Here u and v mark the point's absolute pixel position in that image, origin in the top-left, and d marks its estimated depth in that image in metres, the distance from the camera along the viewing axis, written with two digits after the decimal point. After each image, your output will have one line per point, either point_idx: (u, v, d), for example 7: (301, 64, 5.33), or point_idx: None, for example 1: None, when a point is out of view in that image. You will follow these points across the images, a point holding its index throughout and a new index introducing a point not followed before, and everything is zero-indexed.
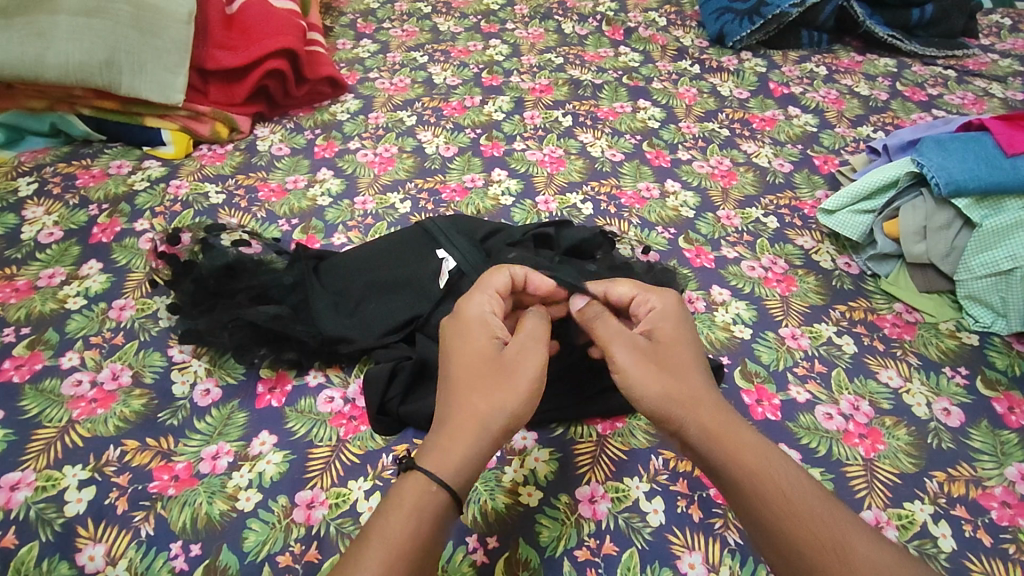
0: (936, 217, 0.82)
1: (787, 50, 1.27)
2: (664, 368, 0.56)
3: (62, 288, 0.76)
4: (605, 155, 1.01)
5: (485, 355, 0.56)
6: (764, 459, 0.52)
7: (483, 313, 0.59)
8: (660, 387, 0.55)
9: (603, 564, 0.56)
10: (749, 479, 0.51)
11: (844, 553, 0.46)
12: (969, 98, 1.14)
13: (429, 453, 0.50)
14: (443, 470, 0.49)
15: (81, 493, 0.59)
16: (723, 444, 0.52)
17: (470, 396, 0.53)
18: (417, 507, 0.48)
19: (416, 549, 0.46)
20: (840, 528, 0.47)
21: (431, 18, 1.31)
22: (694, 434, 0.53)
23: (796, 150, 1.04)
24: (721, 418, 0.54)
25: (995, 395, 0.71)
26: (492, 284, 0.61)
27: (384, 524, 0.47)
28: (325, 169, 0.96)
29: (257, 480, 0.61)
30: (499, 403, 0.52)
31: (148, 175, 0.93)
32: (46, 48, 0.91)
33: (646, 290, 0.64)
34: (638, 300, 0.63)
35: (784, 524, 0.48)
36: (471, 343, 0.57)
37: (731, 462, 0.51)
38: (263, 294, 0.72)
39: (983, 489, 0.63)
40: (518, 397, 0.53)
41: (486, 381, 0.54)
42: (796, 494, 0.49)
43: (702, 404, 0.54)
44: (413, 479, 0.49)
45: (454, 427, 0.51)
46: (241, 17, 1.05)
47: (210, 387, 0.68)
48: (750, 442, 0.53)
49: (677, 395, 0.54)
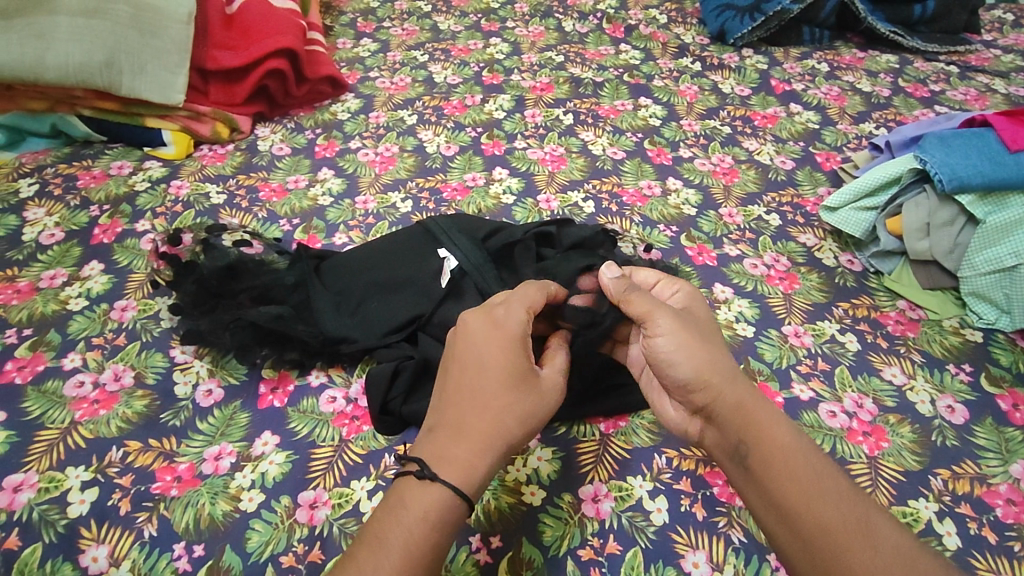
0: (940, 214, 0.81)
1: (788, 47, 1.27)
2: (700, 338, 0.56)
3: (63, 290, 0.76)
4: (606, 153, 1.01)
5: (522, 376, 0.54)
6: (793, 442, 0.52)
7: (521, 331, 0.56)
8: (705, 355, 0.55)
9: (607, 563, 0.56)
10: (779, 459, 0.51)
11: (867, 533, 0.47)
12: (971, 94, 1.14)
13: (453, 464, 0.49)
14: (468, 487, 0.49)
15: (84, 494, 0.59)
16: (756, 424, 0.53)
17: (503, 415, 0.52)
18: (441, 521, 0.48)
19: (436, 559, 0.47)
20: (861, 510, 0.49)
21: (431, 16, 1.31)
22: (732, 409, 0.53)
23: (798, 148, 1.03)
24: (752, 396, 0.54)
25: (998, 392, 0.71)
26: (534, 298, 0.59)
27: (405, 532, 0.47)
28: (326, 169, 0.96)
29: (260, 480, 0.61)
30: (531, 431, 0.53)
31: (149, 175, 0.93)
32: (45, 49, 0.91)
33: (670, 277, 0.64)
34: (665, 292, 0.63)
35: (808, 505, 0.49)
36: (511, 353, 0.54)
37: (761, 440, 0.52)
38: (264, 294, 0.72)
39: (989, 487, 0.63)
40: (539, 426, 0.54)
41: (522, 403, 0.53)
42: (822, 479, 0.50)
43: (739, 382, 0.54)
44: (435, 486, 0.49)
45: (483, 442, 0.51)
46: (241, 17, 1.04)
47: (212, 388, 0.68)
48: (777, 422, 0.53)
49: (718, 367, 0.54)
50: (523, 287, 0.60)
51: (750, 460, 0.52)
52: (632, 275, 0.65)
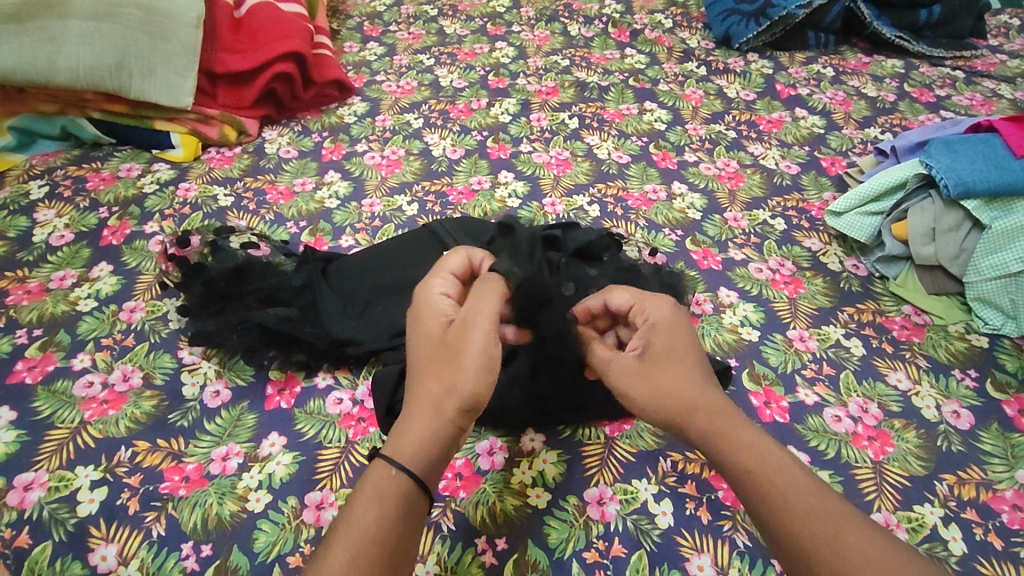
0: (945, 219, 0.81)
1: (794, 51, 1.27)
2: (660, 373, 0.55)
3: (73, 291, 0.77)
4: (611, 157, 1.01)
5: (435, 338, 0.55)
6: (764, 457, 0.50)
7: (430, 295, 0.57)
8: (658, 391, 0.54)
9: (612, 566, 0.56)
10: (754, 482, 0.49)
11: (835, 544, 0.45)
12: (977, 99, 1.14)
13: (390, 442, 0.50)
14: (400, 457, 0.49)
15: (93, 493, 0.60)
16: (725, 444, 0.52)
17: (425, 380, 0.53)
18: (379, 495, 0.47)
19: (386, 533, 0.46)
20: (832, 523, 0.46)
21: (437, 20, 1.32)
22: (701, 435, 0.53)
23: (803, 152, 1.03)
24: (713, 410, 0.53)
25: (1004, 397, 0.71)
26: (449, 266, 0.60)
27: (348, 514, 0.47)
28: (333, 172, 0.97)
29: (267, 481, 0.61)
30: (450, 391, 0.52)
31: (158, 177, 0.94)
32: (57, 53, 0.92)
33: (646, 297, 0.60)
34: (637, 309, 0.59)
35: (778, 520, 0.47)
36: (427, 321, 0.56)
37: (728, 461, 0.51)
38: (272, 295, 0.73)
39: (994, 493, 0.63)
40: (466, 375, 0.52)
41: (439, 363, 0.53)
42: (787, 491, 0.48)
43: (700, 409, 0.53)
44: (375, 466, 0.49)
45: (411, 410, 0.52)
46: (249, 20, 1.05)
47: (219, 389, 0.68)
48: (747, 439, 0.52)
49: (670, 391, 0.54)
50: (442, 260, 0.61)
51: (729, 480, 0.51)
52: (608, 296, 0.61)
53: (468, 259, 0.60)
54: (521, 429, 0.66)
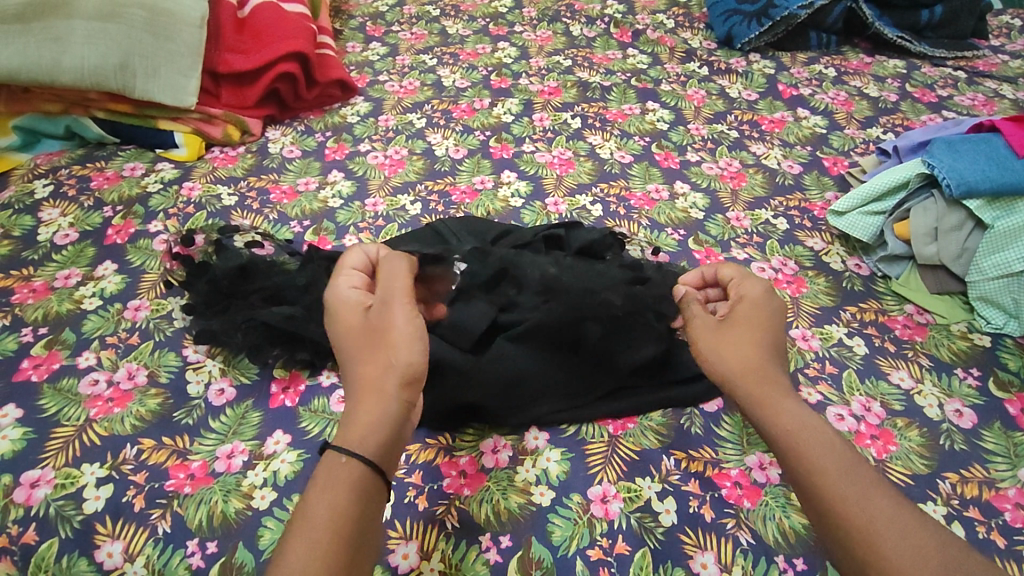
0: (948, 218, 0.82)
1: (796, 52, 1.27)
2: (733, 332, 0.59)
3: (78, 289, 0.77)
4: (614, 157, 1.01)
5: (359, 325, 0.56)
6: (804, 424, 0.52)
7: (342, 291, 0.59)
8: (718, 346, 0.58)
9: (616, 563, 0.57)
10: (792, 445, 0.51)
11: (864, 506, 0.46)
12: (979, 99, 1.14)
13: (338, 432, 0.50)
14: (351, 444, 0.49)
15: (99, 490, 0.60)
16: (766, 407, 0.54)
17: (361, 365, 0.54)
18: (334, 483, 0.47)
19: (343, 519, 0.45)
20: (863, 485, 0.47)
21: (440, 20, 1.32)
22: (746, 397, 0.55)
23: (805, 152, 1.04)
24: (764, 374, 0.56)
25: (1007, 396, 0.71)
26: (349, 264, 0.62)
27: (302, 506, 0.46)
28: (336, 171, 0.97)
29: (271, 479, 0.61)
30: (391, 368, 0.53)
31: (161, 176, 0.95)
32: (61, 52, 0.92)
33: (746, 275, 0.64)
34: (735, 283, 0.64)
35: (812, 481, 0.49)
36: (344, 314, 0.57)
37: (770, 425, 0.53)
38: (276, 294, 0.72)
39: (996, 491, 0.63)
40: (400, 346, 0.53)
41: (366, 346, 0.54)
42: (822, 455, 0.49)
43: (752, 372, 0.56)
44: (325, 459, 0.49)
45: (357, 400, 0.52)
46: (253, 20, 1.05)
47: (224, 387, 0.68)
48: (790, 407, 0.53)
49: (733, 350, 0.58)
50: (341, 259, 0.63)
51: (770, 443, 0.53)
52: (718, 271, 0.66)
53: (367, 256, 0.63)
54: (525, 428, 0.66)
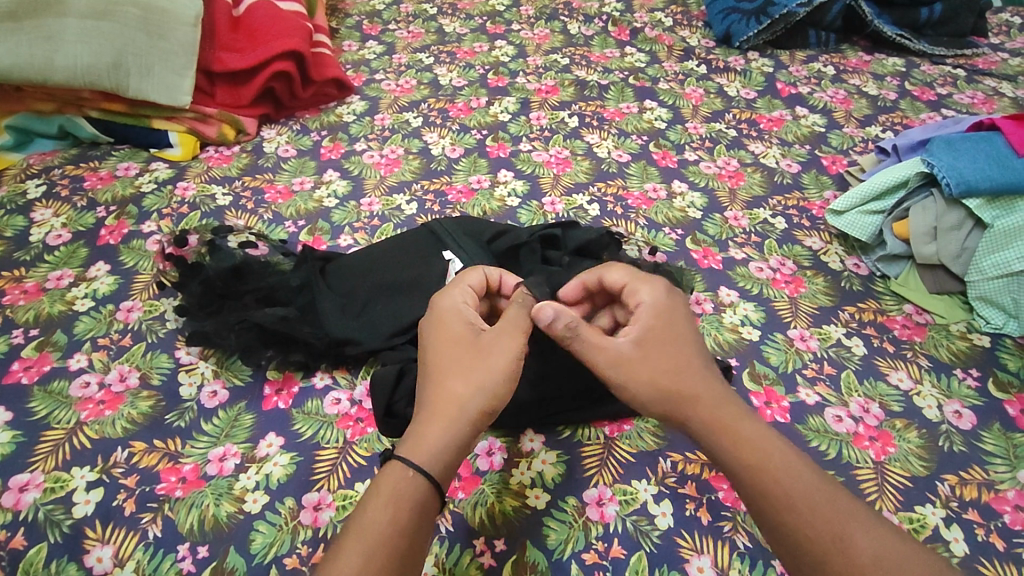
0: (946, 218, 0.81)
1: (794, 50, 1.27)
2: (658, 361, 0.56)
3: (69, 290, 0.77)
4: (611, 156, 1.00)
5: (462, 339, 0.57)
6: (767, 449, 0.51)
7: (455, 305, 0.59)
8: (655, 381, 0.55)
9: (611, 567, 0.56)
10: (765, 477, 0.49)
11: (839, 541, 0.46)
12: (978, 97, 1.13)
13: (406, 442, 0.50)
14: (419, 457, 0.49)
15: (89, 494, 0.59)
16: (723, 436, 0.52)
17: (450, 380, 0.54)
18: (395, 496, 0.47)
19: (401, 534, 0.46)
20: (837, 519, 0.47)
21: (436, 19, 1.31)
22: (700, 428, 0.53)
23: (804, 151, 1.03)
24: (710, 406, 0.54)
25: (1007, 397, 0.71)
26: (468, 282, 0.62)
27: (363, 515, 0.46)
28: (331, 171, 0.96)
29: (264, 482, 0.61)
30: (482, 393, 0.53)
31: (155, 176, 0.94)
32: (54, 51, 0.92)
33: (637, 278, 0.61)
34: (630, 289, 0.61)
35: (782, 515, 0.48)
36: (451, 325, 0.58)
37: (730, 455, 0.51)
38: (269, 295, 0.72)
39: (996, 493, 0.62)
40: (496, 376, 0.54)
41: (464, 365, 0.54)
42: (790, 485, 0.49)
43: (699, 403, 0.54)
44: (391, 466, 0.49)
45: (432, 412, 0.52)
46: (248, 19, 1.05)
47: (217, 389, 0.68)
48: (748, 433, 0.52)
49: (670, 385, 0.55)
50: (458, 275, 0.63)
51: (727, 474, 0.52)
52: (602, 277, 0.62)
53: (486, 276, 0.63)
54: (520, 430, 0.65)
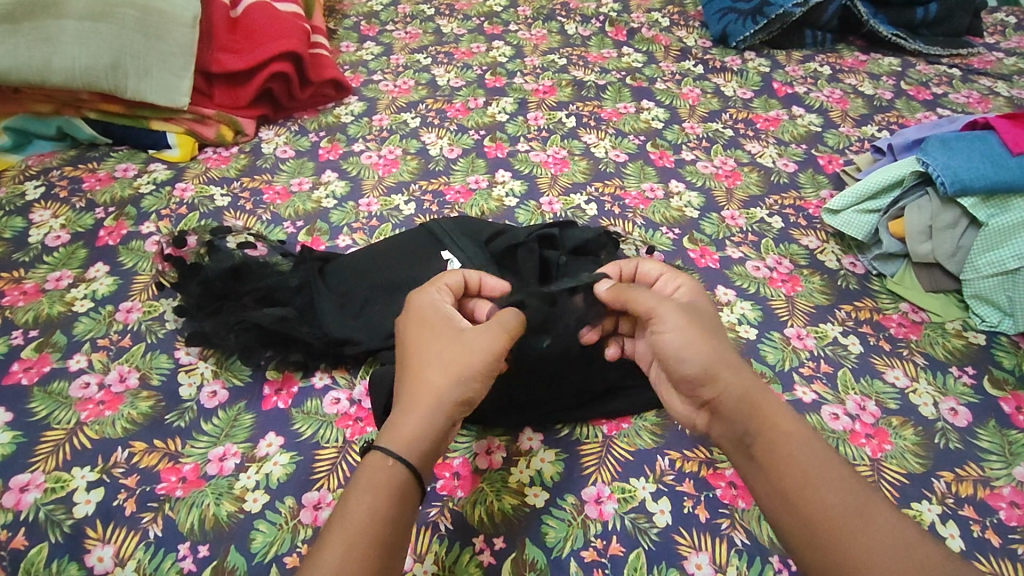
0: (941, 217, 0.82)
1: (790, 50, 1.27)
2: (706, 328, 0.57)
3: (69, 291, 0.77)
4: (608, 156, 1.01)
5: (438, 331, 0.56)
6: (796, 430, 0.52)
7: (433, 303, 0.59)
8: (704, 339, 0.55)
9: (610, 564, 0.56)
10: (794, 452, 0.51)
11: (864, 518, 0.47)
12: (973, 97, 1.14)
13: (385, 434, 0.51)
14: (397, 447, 0.50)
15: (89, 494, 0.59)
16: (757, 409, 0.53)
17: (426, 370, 0.53)
18: (374, 486, 0.48)
19: (381, 523, 0.46)
20: (860, 498, 0.49)
21: (434, 20, 1.31)
22: (738, 395, 0.53)
23: (800, 150, 1.03)
24: (748, 377, 0.55)
25: (1001, 395, 0.71)
26: (444, 280, 0.62)
27: (343, 506, 0.47)
28: (330, 172, 0.97)
29: (264, 481, 0.61)
30: (458, 381, 0.53)
31: (154, 177, 0.94)
32: (53, 53, 0.92)
33: (675, 271, 0.64)
34: (665, 279, 0.64)
35: (805, 491, 0.49)
36: (429, 319, 0.58)
37: (764, 428, 0.52)
38: (269, 295, 0.72)
39: (991, 489, 0.63)
40: (475, 365, 0.53)
41: (439, 355, 0.54)
42: (815, 464, 0.50)
43: (738, 372, 0.55)
44: (370, 459, 0.49)
45: (410, 403, 0.52)
46: (245, 20, 1.05)
47: (216, 389, 0.68)
48: (781, 413, 0.53)
49: (715, 348, 0.55)
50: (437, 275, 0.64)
51: (753, 449, 0.52)
52: (636, 266, 0.65)
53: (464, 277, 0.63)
54: (519, 429, 0.66)
